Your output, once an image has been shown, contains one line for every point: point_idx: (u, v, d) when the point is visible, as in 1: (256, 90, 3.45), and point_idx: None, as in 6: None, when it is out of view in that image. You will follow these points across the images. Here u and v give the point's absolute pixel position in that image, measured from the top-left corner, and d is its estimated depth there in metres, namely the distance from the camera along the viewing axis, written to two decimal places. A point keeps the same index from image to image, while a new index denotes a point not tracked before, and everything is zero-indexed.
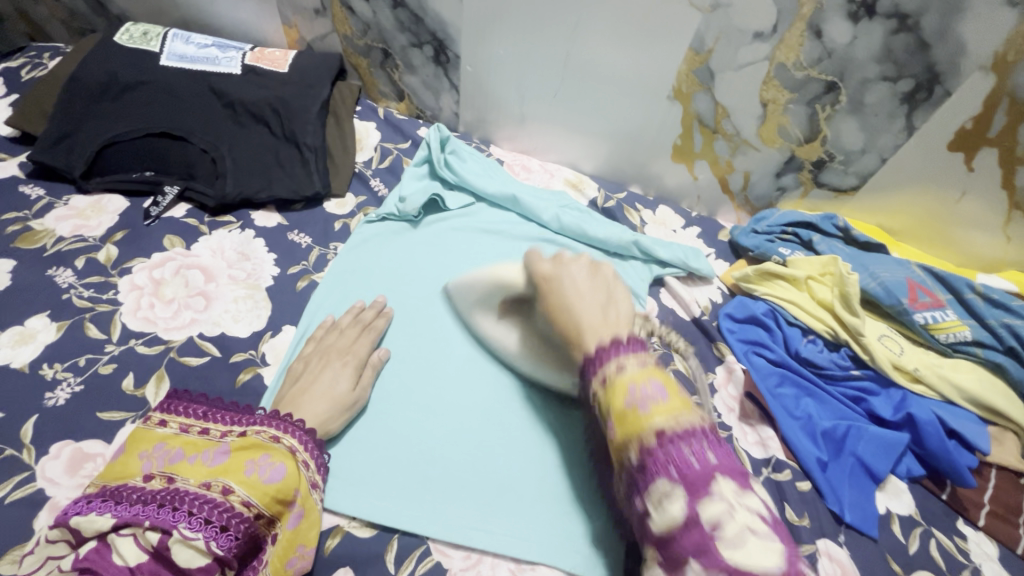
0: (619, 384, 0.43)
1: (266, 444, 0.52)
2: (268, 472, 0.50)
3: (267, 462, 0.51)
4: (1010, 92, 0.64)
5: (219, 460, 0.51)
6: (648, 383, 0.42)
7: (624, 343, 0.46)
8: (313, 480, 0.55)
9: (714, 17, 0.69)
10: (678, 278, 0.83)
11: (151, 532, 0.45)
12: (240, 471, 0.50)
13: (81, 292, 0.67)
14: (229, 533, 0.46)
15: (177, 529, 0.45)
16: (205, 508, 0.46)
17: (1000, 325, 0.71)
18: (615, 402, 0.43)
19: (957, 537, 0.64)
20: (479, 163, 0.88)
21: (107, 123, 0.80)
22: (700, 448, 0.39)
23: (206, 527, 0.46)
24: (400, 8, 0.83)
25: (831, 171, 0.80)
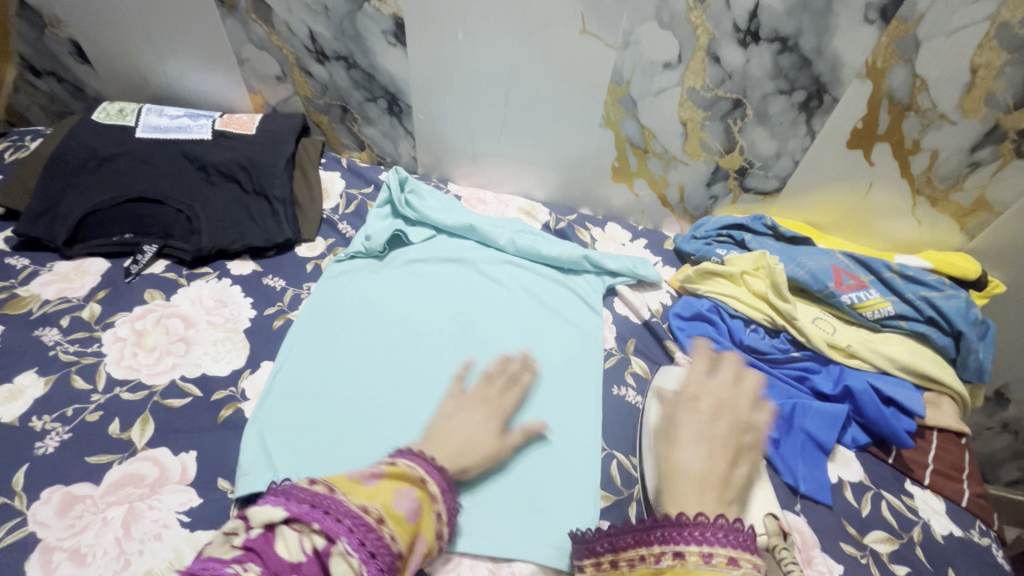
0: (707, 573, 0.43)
1: (408, 476, 0.53)
2: (408, 508, 0.51)
3: (411, 498, 0.52)
4: (887, 94, 0.74)
5: (371, 482, 0.52)
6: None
7: (723, 531, 0.44)
8: (439, 530, 0.55)
9: (627, 52, 0.78)
10: (628, 286, 0.90)
11: (317, 535, 0.46)
12: (389, 499, 0.51)
13: (67, 347, 0.71)
14: (378, 560, 0.46)
15: (341, 541, 0.46)
16: (360, 529, 0.47)
17: (918, 298, 0.78)
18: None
19: (905, 496, 0.69)
20: (433, 197, 0.96)
21: (88, 193, 0.86)
22: None
23: (361, 548, 0.46)
24: (353, 69, 0.91)
25: (754, 177, 0.89)
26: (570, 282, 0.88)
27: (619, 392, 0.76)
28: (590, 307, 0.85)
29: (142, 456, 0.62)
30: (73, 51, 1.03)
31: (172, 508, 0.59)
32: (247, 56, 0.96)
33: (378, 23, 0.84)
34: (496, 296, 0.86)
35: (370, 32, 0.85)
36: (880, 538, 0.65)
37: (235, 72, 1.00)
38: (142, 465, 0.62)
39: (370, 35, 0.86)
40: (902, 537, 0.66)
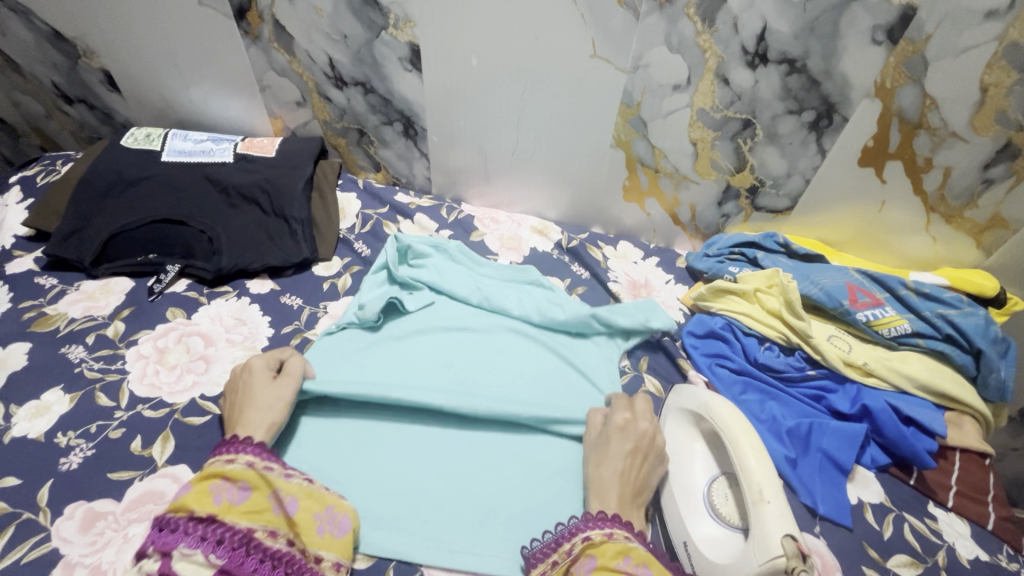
0: (609, 542, 0.54)
1: (220, 468, 0.56)
2: (235, 494, 0.55)
3: (230, 485, 0.55)
4: (898, 113, 0.74)
5: (184, 493, 0.54)
6: (636, 557, 0.53)
7: (611, 518, 0.57)
8: (289, 473, 0.60)
9: (637, 76, 0.80)
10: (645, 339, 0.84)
11: (153, 558, 0.49)
12: (209, 499, 0.53)
13: (92, 365, 0.73)
14: (225, 544, 0.51)
15: (177, 547, 0.49)
16: (198, 528, 0.51)
17: (936, 316, 0.77)
18: (607, 552, 0.53)
19: (928, 519, 0.68)
20: (432, 266, 0.90)
21: (116, 216, 0.90)
22: None
23: (203, 543, 0.50)
24: (370, 94, 0.94)
25: (766, 195, 0.89)
26: (582, 348, 0.83)
27: None
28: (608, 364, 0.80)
29: (162, 472, 0.63)
30: (104, 79, 1.08)
31: None
32: (269, 83, 0.99)
33: (395, 50, 0.86)
34: (502, 360, 0.80)
35: (387, 60, 0.88)
36: (904, 562, 0.64)
37: (257, 98, 1.03)
38: (161, 482, 0.63)
39: (387, 62, 0.88)
40: (926, 561, 0.64)
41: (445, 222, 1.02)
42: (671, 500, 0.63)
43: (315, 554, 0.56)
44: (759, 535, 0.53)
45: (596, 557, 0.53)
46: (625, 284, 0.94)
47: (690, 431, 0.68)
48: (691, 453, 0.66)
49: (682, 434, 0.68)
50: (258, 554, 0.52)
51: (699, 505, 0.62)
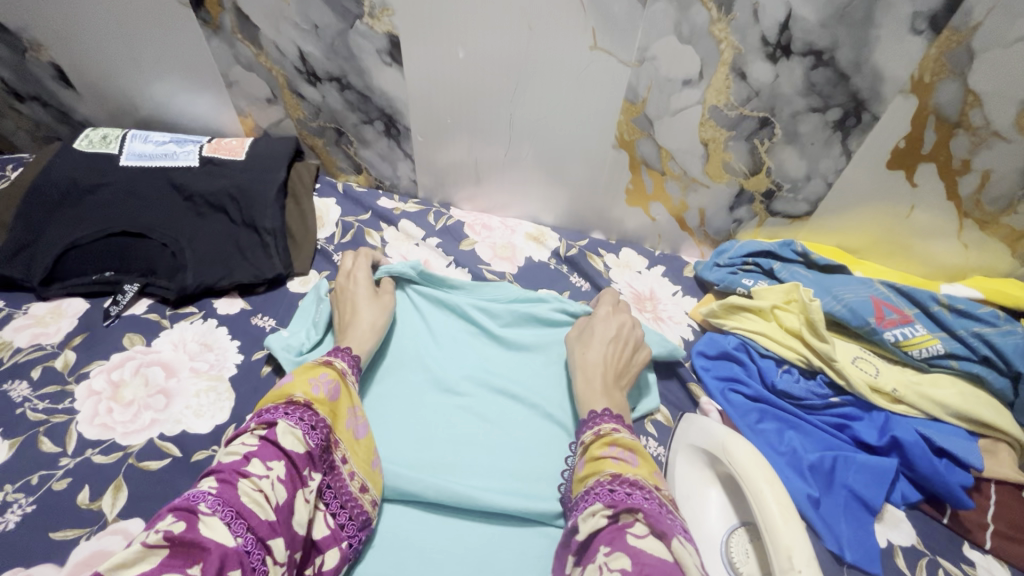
0: (594, 437, 0.57)
1: (323, 367, 0.59)
2: (330, 389, 0.57)
3: (327, 380, 0.58)
4: (935, 110, 0.66)
5: (286, 381, 0.56)
6: (624, 444, 0.56)
7: (602, 414, 0.60)
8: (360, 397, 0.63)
9: (643, 69, 0.71)
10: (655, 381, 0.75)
11: (258, 430, 0.50)
12: (308, 386, 0.56)
13: (36, 404, 0.65)
14: (319, 430, 0.52)
15: (281, 422, 0.50)
16: (297, 411, 0.52)
17: (971, 335, 0.70)
18: (594, 444, 0.57)
19: (964, 564, 0.62)
20: (399, 308, 0.81)
21: (68, 229, 0.82)
22: (639, 497, 0.48)
23: (302, 423, 0.51)
24: (347, 90, 0.85)
25: (782, 200, 0.81)
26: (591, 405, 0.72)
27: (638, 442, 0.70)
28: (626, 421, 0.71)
29: (112, 529, 0.56)
30: (56, 75, 0.98)
31: None
32: (235, 78, 0.90)
33: (372, 42, 0.77)
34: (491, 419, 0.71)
35: (364, 52, 0.79)
36: None
37: (224, 95, 0.94)
38: (112, 541, 0.56)
39: (364, 54, 0.79)
40: None
41: (433, 229, 0.94)
42: None
43: (361, 482, 0.57)
44: None
45: (586, 453, 0.57)
46: (629, 296, 0.87)
47: (704, 471, 0.62)
48: (705, 498, 0.61)
49: (698, 474, 0.62)
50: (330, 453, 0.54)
51: (716, 559, 0.56)
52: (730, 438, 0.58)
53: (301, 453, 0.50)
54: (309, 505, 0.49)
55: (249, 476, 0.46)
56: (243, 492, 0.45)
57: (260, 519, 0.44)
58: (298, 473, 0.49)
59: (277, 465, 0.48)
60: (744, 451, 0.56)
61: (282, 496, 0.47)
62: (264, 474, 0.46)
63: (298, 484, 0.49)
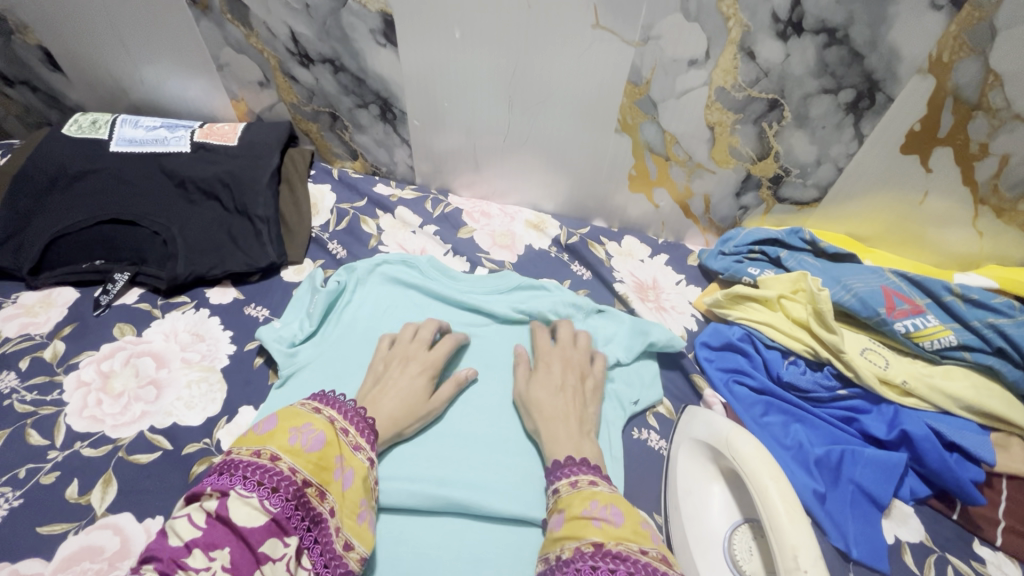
0: (575, 496, 0.53)
1: (308, 415, 0.54)
2: (310, 440, 0.51)
3: (309, 431, 0.52)
4: (953, 91, 0.63)
5: (268, 427, 0.52)
6: (605, 501, 0.52)
7: (577, 465, 0.57)
8: (355, 444, 0.56)
9: (647, 49, 0.68)
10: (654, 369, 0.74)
11: (210, 498, 0.45)
12: (284, 438, 0.50)
13: (24, 395, 0.64)
14: (280, 494, 0.46)
15: (234, 490, 0.45)
16: (258, 472, 0.47)
17: (985, 326, 0.68)
18: (574, 501, 0.53)
19: (974, 562, 0.60)
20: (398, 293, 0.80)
21: (57, 216, 0.80)
22: (624, 570, 0.45)
23: (259, 488, 0.46)
24: (341, 73, 0.83)
25: (790, 185, 0.79)
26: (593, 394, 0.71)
27: (640, 435, 0.68)
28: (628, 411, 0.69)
29: (102, 524, 0.55)
30: (43, 58, 0.96)
31: None
32: (226, 60, 0.88)
33: (365, 22, 0.75)
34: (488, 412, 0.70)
35: (357, 32, 0.76)
36: None
37: (216, 78, 0.92)
38: (101, 535, 0.55)
39: (357, 35, 0.77)
40: None
41: (431, 217, 0.92)
42: (687, 548, 0.56)
43: (346, 540, 0.51)
44: None
45: (564, 510, 0.53)
46: (631, 286, 0.85)
47: (707, 466, 0.60)
48: (708, 495, 0.59)
49: (700, 470, 0.60)
50: (305, 513, 0.48)
51: (719, 557, 0.55)
52: (734, 433, 0.57)
53: (257, 528, 0.44)
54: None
55: (186, 569, 0.41)
56: None
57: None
58: (254, 552, 0.43)
59: (221, 553, 0.42)
60: (748, 446, 0.54)
61: None
62: (205, 566, 0.41)
63: (257, 566, 0.43)
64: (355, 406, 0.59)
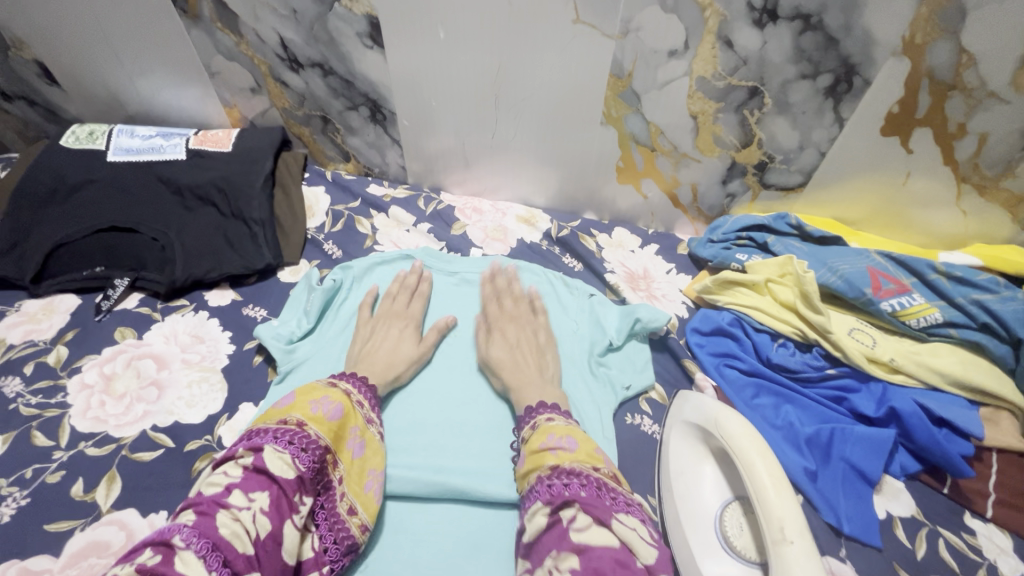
0: (534, 431, 0.58)
1: (326, 388, 0.59)
2: (331, 410, 0.56)
3: (329, 402, 0.57)
4: (928, 73, 0.64)
5: (289, 399, 0.56)
6: (562, 431, 0.57)
7: (538, 409, 0.62)
8: (366, 418, 0.61)
9: (627, 42, 0.70)
10: (642, 350, 0.76)
11: (245, 455, 0.49)
12: (306, 408, 0.55)
13: (29, 399, 0.65)
14: (308, 454, 0.51)
15: (267, 447, 0.50)
16: (289, 434, 0.51)
17: (970, 302, 0.69)
18: (534, 437, 0.57)
19: (965, 534, 0.61)
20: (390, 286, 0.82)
21: (57, 226, 0.82)
22: (576, 483, 0.49)
23: (290, 447, 0.50)
24: (330, 76, 0.84)
25: (775, 171, 0.80)
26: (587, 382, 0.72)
27: (633, 420, 0.69)
28: (620, 395, 0.71)
29: (107, 520, 0.57)
30: (40, 72, 0.97)
31: None
32: (218, 68, 0.89)
33: (352, 25, 0.76)
34: (484, 401, 0.71)
35: (344, 36, 0.78)
36: None
37: (208, 86, 0.93)
38: (107, 531, 0.56)
39: (344, 39, 0.78)
40: None
41: (423, 215, 0.93)
42: (681, 527, 0.57)
43: (350, 505, 0.54)
44: None
45: (528, 445, 0.57)
46: (622, 276, 0.86)
47: (698, 446, 0.61)
48: (699, 474, 0.60)
49: (692, 451, 0.61)
50: (321, 478, 0.52)
51: (709, 533, 0.56)
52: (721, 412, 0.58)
53: (289, 479, 0.49)
54: (298, 532, 0.48)
55: (229, 507, 0.45)
56: (222, 524, 0.44)
57: (238, 552, 0.43)
58: (288, 499, 0.48)
59: (259, 496, 0.46)
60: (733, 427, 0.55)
61: (264, 525, 0.46)
62: (246, 505, 0.46)
63: (286, 512, 0.48)
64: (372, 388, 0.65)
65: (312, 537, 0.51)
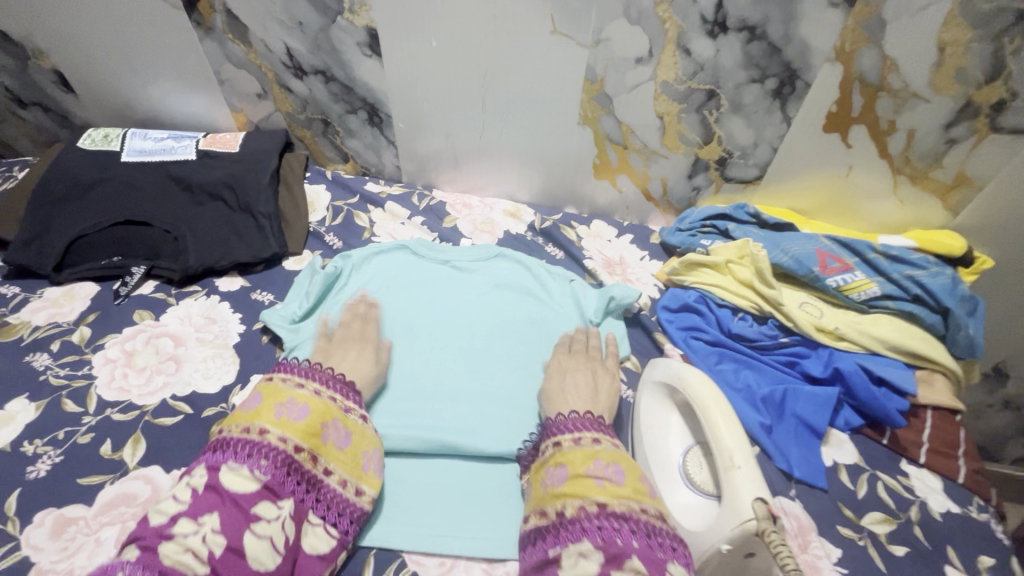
0: (575, 449, 0.58)
1: (291, 391, 0.61)
2: (294, 412, 0.58)
3: (294, 404, 0.59)
4: (859, 77, 0.74)
5: (254, 405, 0.59)
6: (607, 459, 0.56)
7: (579, 422, 0.61)
8: (346, 408, 0.64)
9: (599, 50, 0.79)
10: (618, 325, 0.84)
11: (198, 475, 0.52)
12: (270, 414, 0.58)
13: (58, 371, 0.72)
14: (268, 463, 0.54)
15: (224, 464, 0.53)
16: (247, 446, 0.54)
17: (904, 277, 0.78)
18: (577, 458, 0.56)
19: (901, 477, 0.69)
20: (385, 270, 0.89)
21: (77, 219, 0.88)
22: (626, 531, 0.49)
23: (248, 459, 0.53)
24: (331, 82, 0.92)
25: (734, 166, 0.89)
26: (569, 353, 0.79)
27: None
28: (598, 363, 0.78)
29: (134, 475, 0.63)
30: (57, 80, 1.04)
31: None
32: (227, 76, 0.97)
33: (352, 35, 0.84)
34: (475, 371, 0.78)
35: (345, 45, 0.86)
36: (878, 519, 0.65)
37: (216, 92, 1.01)
38: (134, 484, 0.62)
39: (345, 48, 0.87)
40: (900, 517, 0.65)
41: (417, 209, 1.01)
42: (648, 471, 0.65)
43: (349, 486, 0.59)
44: (731, 500, 0.52)
45: (567, 465, 0.56)
46: (600, 262, 0.94)
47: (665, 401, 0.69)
48: (666, 424, 0.68)
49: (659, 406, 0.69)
50: (299, 477, 0.56)
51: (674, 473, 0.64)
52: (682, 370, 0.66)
53: (247, 493, 0.52)
54: (267, 542, 0.50)
55: (174, 537, 0.47)
56: (170, 554, 0.46)
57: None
58: (247, 512, 0.51)
59: (207, 519, 0.49)
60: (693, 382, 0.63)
61: (220, 544, 0.48)
62: (194, 530, 0.48)
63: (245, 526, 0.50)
64: (350, 385, 0.67)
65: (317, 526, 0.56)
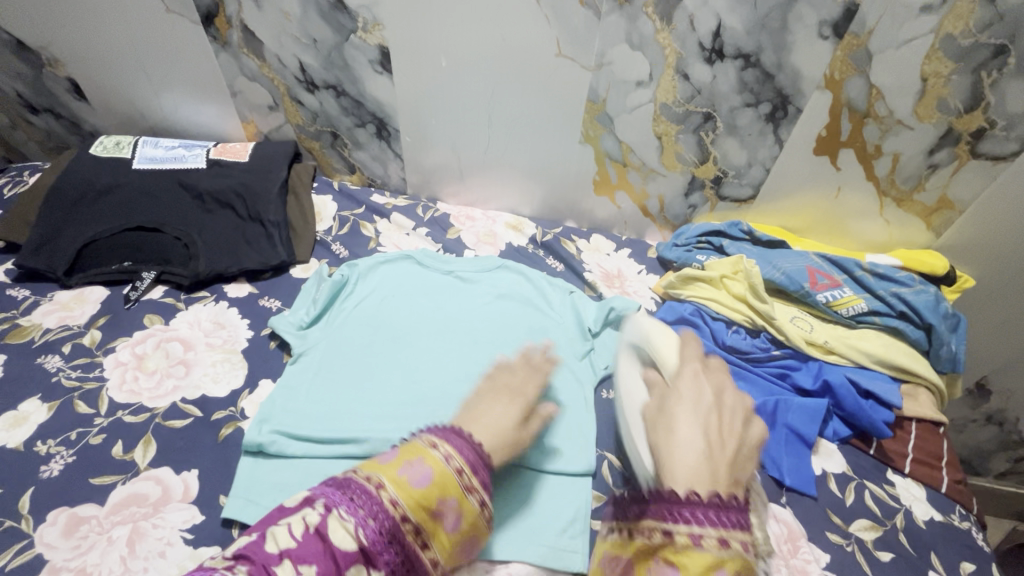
0: (692, 547, 0.43)
1: (426, 448, 0.52)
2: (416, 475, 0.50)
3: (418, 467, 0.51)
4: (847, 103, 0.78)
5: (387, 456, 0.53)
6: (733, 574, 0.41)
7: (714, 511, 0.44)
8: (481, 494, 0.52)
9: (601, 73, 0.82)
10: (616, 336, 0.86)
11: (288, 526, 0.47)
12: (393, 469, 0.51)
13: (69, 373, 0.73)
14: (374, 526, 0.47)
15: (334, 508, 0.48)
16: (364, 500, 0.48)
17: (890, 294, 0.81)
18: (692, 565, 0.42)
19: (886, 485, 0.72)
20: (388, 279, 0.91)
21: (88, 225, 0.90)
22: None
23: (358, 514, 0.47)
24: (342, 97, 0.95)
25: (729, 185, 0.93)
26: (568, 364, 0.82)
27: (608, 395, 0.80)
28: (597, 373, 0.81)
29: (145, 476, 0.64)
30: (71, 88, 1.07)
31: (176, 526, 0.60)
32: (240, 88, 1.00)
33: (364, 53, 0.88)
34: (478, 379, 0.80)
35: (357, 62, 0.89)
36: (864, 526, 0.68)
37: (228, 103, 1.03)
38: (145, 485, 0.64)
39: (357, 64, 0.90)
40: (885, 523, 0.68)
41: (422, 220, 1.04)
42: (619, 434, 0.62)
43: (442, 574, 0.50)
44: None
45: (680, 567, 0.43)
46: (599, 275, 0.97)
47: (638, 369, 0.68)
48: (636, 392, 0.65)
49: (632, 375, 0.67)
50: (399, 550, 0.47)
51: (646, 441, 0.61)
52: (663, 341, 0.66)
53: (346, 551, 0.46)
54: None
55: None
56: None
57: None
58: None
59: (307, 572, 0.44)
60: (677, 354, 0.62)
61: None
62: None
63: None
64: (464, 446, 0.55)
65: None
